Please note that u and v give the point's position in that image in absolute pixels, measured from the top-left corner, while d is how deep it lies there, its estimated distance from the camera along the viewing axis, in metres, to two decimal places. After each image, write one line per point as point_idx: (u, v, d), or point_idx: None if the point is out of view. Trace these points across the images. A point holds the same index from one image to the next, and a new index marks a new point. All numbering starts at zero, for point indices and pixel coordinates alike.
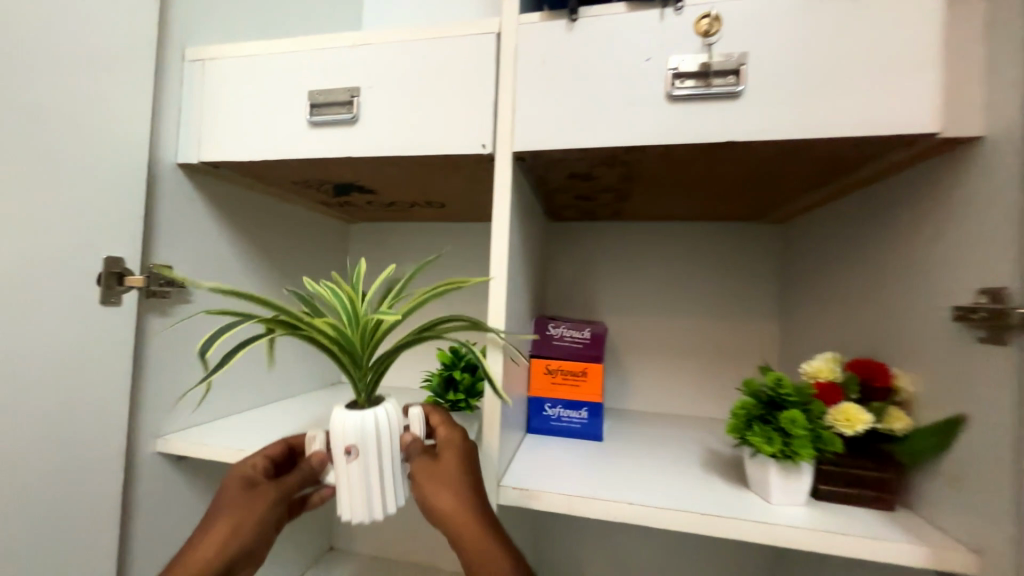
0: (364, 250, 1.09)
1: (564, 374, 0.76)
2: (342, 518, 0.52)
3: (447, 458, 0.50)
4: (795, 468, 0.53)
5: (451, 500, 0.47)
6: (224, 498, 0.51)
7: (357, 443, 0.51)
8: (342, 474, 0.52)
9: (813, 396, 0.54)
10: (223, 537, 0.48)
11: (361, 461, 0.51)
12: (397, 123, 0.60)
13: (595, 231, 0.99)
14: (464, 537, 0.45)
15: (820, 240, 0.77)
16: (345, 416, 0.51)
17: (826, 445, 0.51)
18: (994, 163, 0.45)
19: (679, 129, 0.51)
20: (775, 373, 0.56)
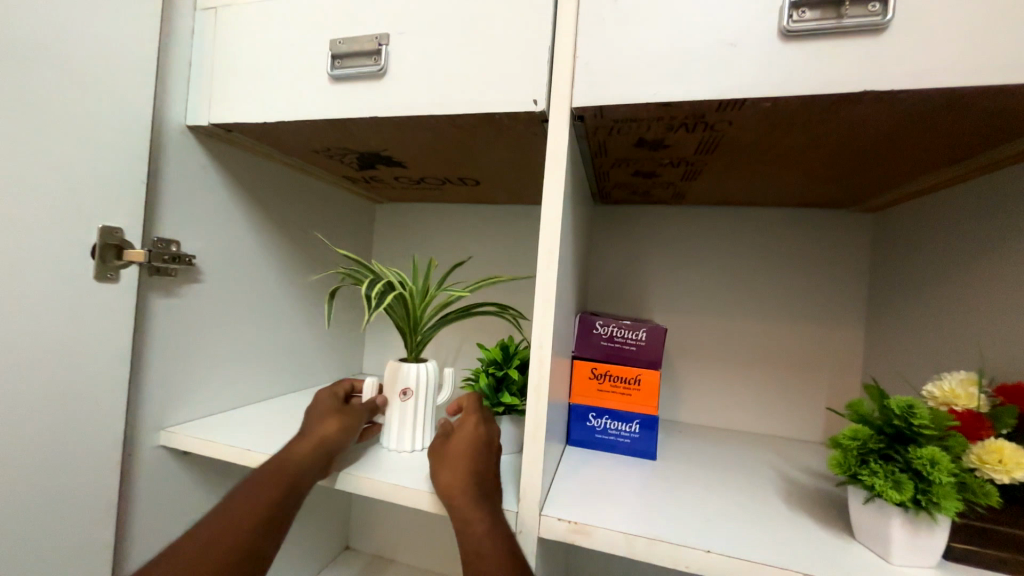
0: (390, 232, 1.01)
1: (612, 380, 0.66)
2: (386, 447, 0.62)
3: (455, 445, 0.51)
4: (929, 523, 0.41)
5: (452, 484, 0.47)
6: (329, 407, 0.60)
7: (413, 387, 0.61)
8: (394, 411, 0.62)
9: (954, 429, 0.41)
10: (332, 426, 0.57)
11: (412, 402, 0.61)
12: (432, 76, 0.51)
13: (647, 217, 0.87)
14: (461, 522, 0.44)
15: (935, 231, 0.63)
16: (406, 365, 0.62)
17: (976, 496, 0.39)
18: None
19: (795, 76, 0.39)
20: (899, 397, 0.43)
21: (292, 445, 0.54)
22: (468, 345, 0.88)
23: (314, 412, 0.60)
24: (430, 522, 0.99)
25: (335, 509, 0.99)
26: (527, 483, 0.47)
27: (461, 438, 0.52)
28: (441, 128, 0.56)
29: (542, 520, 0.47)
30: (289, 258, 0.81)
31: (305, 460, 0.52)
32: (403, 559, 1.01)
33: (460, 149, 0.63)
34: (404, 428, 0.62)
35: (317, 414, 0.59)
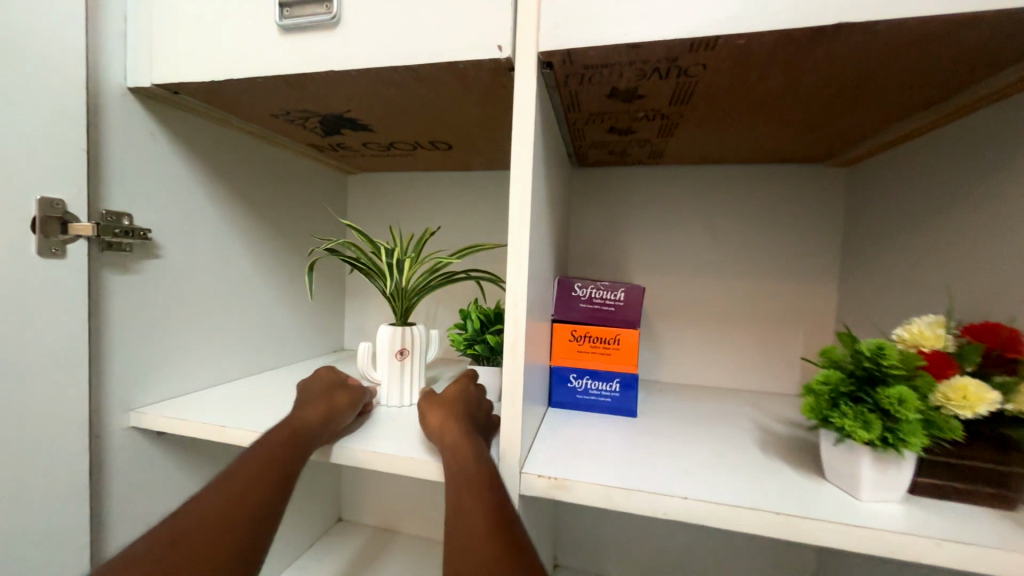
0: (364, 204, 0.97)
1: (592, 341, 0.66)
2: (383, 406, 0.67)
3: (450, 390, 0.55)
4: (894, 458, 0.42)
5: (443, 419, 0.50)
6: (320, 391, 0.59)
7: (407, 347, 0.65)
8: (389, 372, 0.66)
9: (921, 370, 0.42)
10: (330, 402, 0.57)
11: (408, 360, 0.66)
12: (390, 23, 0.47)
13: (625, 178, 0.86)
14: (446, 445, 0.46)
15: (909, 181, 0.62)
16: (398, 328, 0.65)
17: (941, 432, 0.40)
18: None
19: (768, 11, 0.37)
20: (869, 340, 0.44)
21: (298, 418, 0.53)
22: (448, 316, 0.87)
23: (309, 390, 0.60)
24: (419, 492, 1.00)
25: (325, 485, 0.99)
26: (505, 442, 0.47)
27: (453, 387, 0.56)
28: (405, 83, 0.52)
29: (523, 478, 0.47)
30: (256, 231, 0.77)
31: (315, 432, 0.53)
32: (396, 529, 1.02)
33: (427, 107, 0.60)
34: (397, 386, 0.67)
35: (314, 391, 0.59)
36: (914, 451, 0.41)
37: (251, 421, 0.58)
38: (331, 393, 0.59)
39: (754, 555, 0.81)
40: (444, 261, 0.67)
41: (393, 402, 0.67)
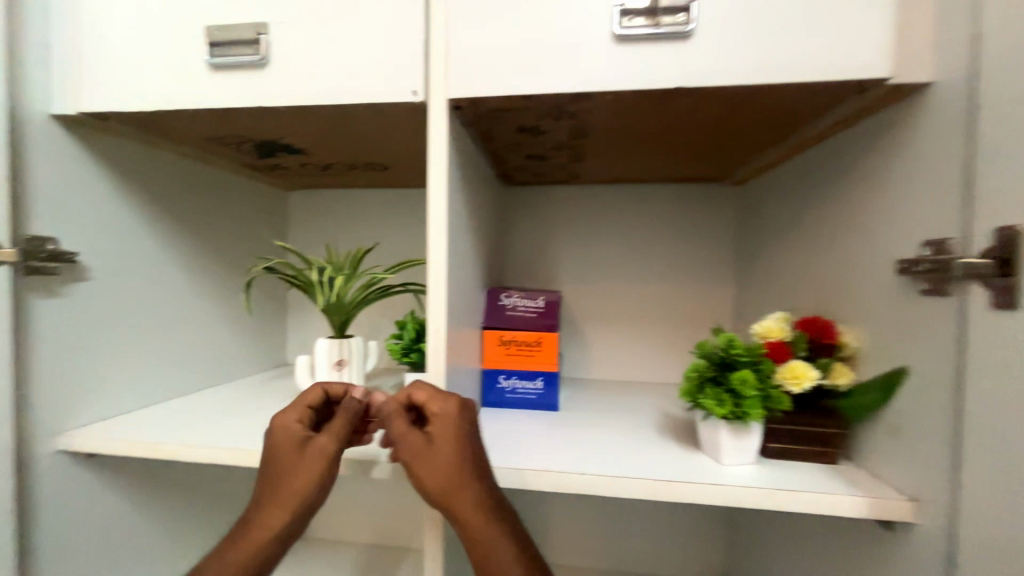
0: (305, 220, 1.00)
1: (518, 344, 0.73)
2: None
3: (449, 448, 0.47)
4: (744, 428, 0.52)
5: (456, 496, 0.46)
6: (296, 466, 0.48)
7: (345, 358, 0.70)
8: (328, 382, 0.70)
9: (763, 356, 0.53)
10: (303, 491, 0.48)
11: (346, 370, 0.70)
12: (316, 65, 0.52)
13: (550, 196, 0.95)
14: (471, 532, 0.46)
15: (772, 200, 0.76)
16: (335, 341, 0.70)
17: (775, 404, 0.51)
18: (939, 109, 0.43)
19: (629, 73, 0.46)
20: (726, 334, 0.54)
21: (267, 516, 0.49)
22: (390, 326, 0.91)
23: (273, 465, 0.49)
24: (366, 499, 1.02)
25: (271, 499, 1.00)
26: None
27: (446, 442, 0.47)
28: (334, 117, 0.58)
29: None
30: (191, 250, 0.78)
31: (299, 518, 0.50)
32: (343, 538, 1.04)
33: (358, 135, 0.65)
34: None
35: (280, 470, 0.48)
36: (757, 421, 0.52)
37: (189, 437, 0.60)
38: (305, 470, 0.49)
39: (671, 526, 0.92)
40: (378, 276, 0.72)
41: None
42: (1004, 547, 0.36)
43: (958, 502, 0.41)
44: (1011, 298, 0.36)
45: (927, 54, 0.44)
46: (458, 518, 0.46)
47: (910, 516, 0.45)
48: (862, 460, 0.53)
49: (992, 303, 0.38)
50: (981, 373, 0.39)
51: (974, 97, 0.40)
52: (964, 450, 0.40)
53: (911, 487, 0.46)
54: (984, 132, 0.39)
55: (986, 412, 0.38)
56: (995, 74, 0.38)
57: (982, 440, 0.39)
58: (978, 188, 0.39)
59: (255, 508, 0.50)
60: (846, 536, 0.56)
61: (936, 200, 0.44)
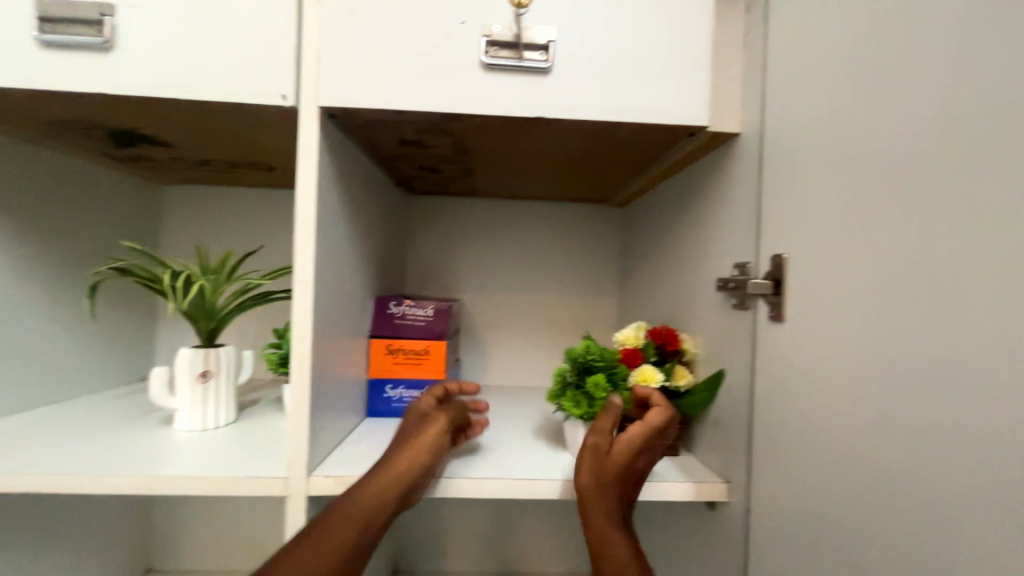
0: (181, 219, 0.91)
1: (406, 353, 0.74)
2: (180, 432, 0.64)
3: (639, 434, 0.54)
4: None
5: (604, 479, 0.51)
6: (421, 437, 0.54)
7: (212, 368, 0.66)
8: (190, 395, 0.65)
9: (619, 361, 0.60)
10: (421, 455, 0.52)
11: (212, 381, 0.66)
12: (174, 56, 0.49)
13: (451, 206, 0.97)
14: (593, 522, 0.51)
15: (644, 221, 0.85)
16: (201, 350, 0.65)
17: (624, 403, 0.57)
18: (744, 156, 0.53)
19: (496, 100, 0.50)
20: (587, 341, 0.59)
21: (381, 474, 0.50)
22: None
23: (429, 433, 0.54)
24: (243, 525, 0.93)
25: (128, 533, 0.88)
26: (292, 450, 0.52)
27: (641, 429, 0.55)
28: (198, 112, 0.54)
29: (310, 480, 0.53)
30: (24, 247, 0.68)
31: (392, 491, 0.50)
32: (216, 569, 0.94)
33: (232, 133, 0.62)
34: (198, 410, 0.65)
35: (429, 438, 0.54)
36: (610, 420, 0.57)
37: (2, 467, 0.52)
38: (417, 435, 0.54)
39: (562, 524, 0.98)
40: (253, 282, 0.69)
41: (193, 427, 0.65)
42: (779, 513, 0.45)
43: (754, 481, 0.49)
44: (780, 312, 0.46)
45: (736, 110, 0.53)
46: (591, 508, 0.50)
47: (723, 495, 0.54)
48: (697, 450, 0.62)
49: (772, 317, 0.47)
50: (766, 373, 0.48)
51: (764, 149, 0.49)
52: (757, 437, 0.49)
53: (726, 471, 0.54)
54: (769, 178, 0.48)
55: (769, 404, 0.47)
56: (775, 133, 0.47)
57: (767, 428, 0.47)
58: (765, 222, 0.49)
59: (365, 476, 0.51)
60: (688, 517, 0.64)
61: (742, 230, 0.53)
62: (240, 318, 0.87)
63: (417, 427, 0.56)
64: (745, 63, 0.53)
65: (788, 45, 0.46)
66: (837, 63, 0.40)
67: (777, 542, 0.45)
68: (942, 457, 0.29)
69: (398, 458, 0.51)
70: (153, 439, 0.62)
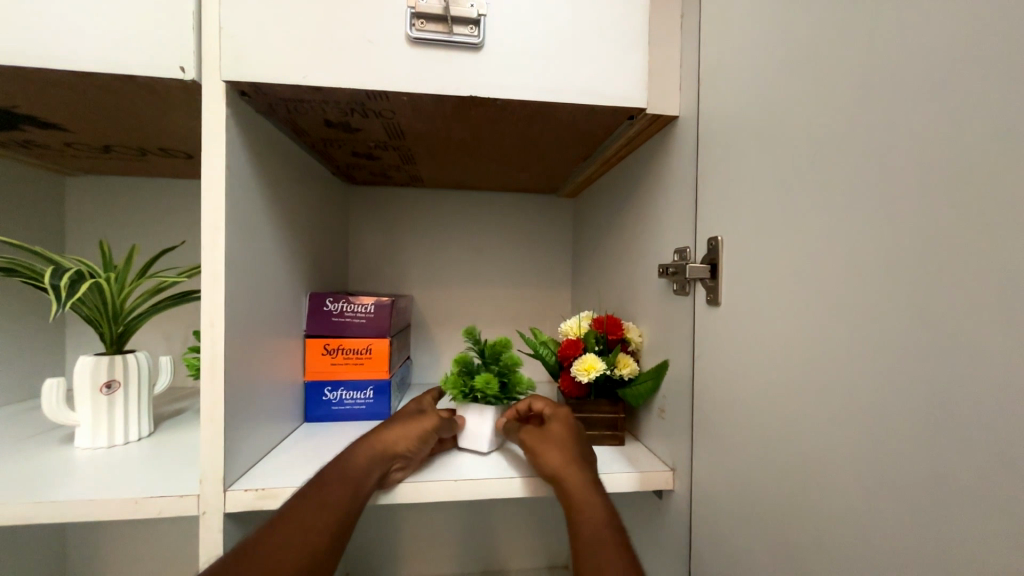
0: (89, 212, 0.82)
1: (345, 352, 0.69)
2: (81, 451, 0.57)
3: (559, 424, 0.54)
4: (470, 410, 0.59)
5: (563, 458, 0.50)
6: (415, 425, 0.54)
7: (119, 378, 0.59)
8: (91, 409, 0.57)
9: (512, 356, 0.60)
10: (410, 437, 0.52)
11: (120, 392, 0.59)
12: (46, 20, 0.42)
13: (397, 197, 0.92)
14: (575, 501, 0.46)
15: (594, 210, 0.84)
16: (102, 358, 0.58)
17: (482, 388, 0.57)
18: (683, 140, 0.52)
19: (424, 79, 0.47)
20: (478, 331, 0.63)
21: (358, 456, 0.50)
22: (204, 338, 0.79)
23: (413, 429, 0.53)
24: (174, 547, 0.85)
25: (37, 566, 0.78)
26: (207, 463, 0.47)
27: (559, 417, 0.55)
28: (82, 87, 0.47)
29: (228, 495, 0.48)
30: None
31: (367, 474, 0.49)
32: None
33: (132, 113, 0.55)
34: (103, 425, 0.58)
35: (413, 433, 0.53)
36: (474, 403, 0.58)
37: None
38: (403, 424, 0.54)
39: (522, 520, 0.96)
40: (167, 279, 0.62)
41: (97, 444, 0.58)
42: (720, 494, 0.45)
43: (697, 467, 0.49)
44: (717, 296, 0.46)
45: (675, 92, 0.52)
46: (568, 485, 0.47)
47: (668, 483, 0.54)
48: (644, 437, 0.62)
49: (709, 301, 0.47)
50: (706, 358, 0.48)
51: (700, 132, 0.49)
52: (699, 423, 0.49)
53: (672, 459, 0.54)
54: (706, 161, 0.48)
55: (709, 387, 0.47)
56: (711, 115, 0.47)
57: (709, 414, 0.47)
58: (704, 206, 0.48)
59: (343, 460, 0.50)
60: (638, 506, 0.64)
61: (682, 215, 0.52)
62: (160, 321, 0.79)
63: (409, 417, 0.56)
64: (682, 45, 0.52)
65: (722, 23, 0.45)
66: (767, 43, 0.39)
67: (719, 526, 0.45)
68: (873, 431, 0.29)
69: (379, 442, 0.51)
70: (44, 460, 0.55)
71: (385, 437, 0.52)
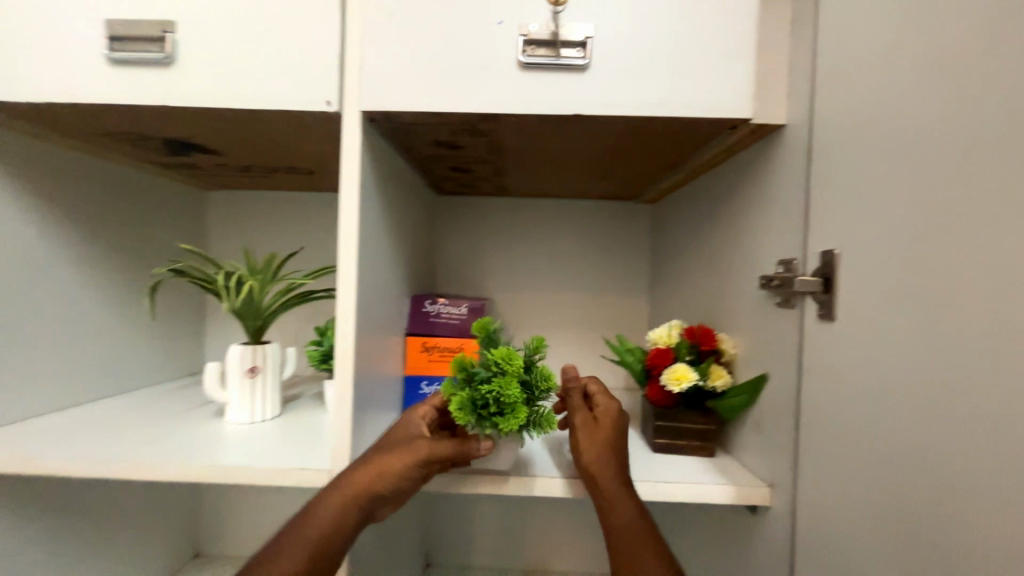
0: (228, 222, 0.96)
1: (440, 350, 0.75)
2: (230, 425, 0.68)
3: (601, 423, 0.53)
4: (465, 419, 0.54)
5: (598, 461, 0.51)
6: (389, 457, 0.49)
7: (260, 365, 0.69)
8: (239, 390, 0.68)
9: (502, 381, 0.48)
10: (383, 475, 0.49)
11: (260, 377, 0.69)
12: (226, 68, 0.52)
13: (483, 206, 0.98)
14: (606, 502, 0.49)
15: (679, 219, 0.83)
16: (248, 348, 0.68)
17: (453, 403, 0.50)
18: (790, 149, 0.51)
19: (529, 100, 0.50)
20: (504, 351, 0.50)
21: (336, 490, 0.49)
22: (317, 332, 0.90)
23: (385, 467, 0.49)
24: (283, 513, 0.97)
25: (178, 516, 0.94)
26: (335, 443, 0.54)
27: (605, 416, 0.54)
28: (247, 120, 0.57)
29: None
30: (90, 253, 0.73)
31: (343, 515, 0.48)
32: None
33: (277, 139, 0.64)
34: (247, 405, 0.68)
35: (386, 471, 0.49)
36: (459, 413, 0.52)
37: (70, 451, 0.56)
38: (382, 459, 0.50)
39: (592, 524, 0.97)
40: (297, 281, 0.72)
41: (242, 420, 0.68)
42: (826, 516, 0.44)
43: (799, 485, 0.48)
44: (830, 311, 0.44)
45: (782, 102, 0.51)
46: (603, 490, 0.49)
47: (764, 499, 0.53)
48: (735, 451, 0.61)
49: (819, 315, 0.46)
50: (812, 373, 0.47)
51: (812, 141, 0.47)
52: (802, 439, 0.48)
53: (769, 475, 0.53)
54: (817, 173, 0.46)
55: (815, 403, 0.46)
56: (825, 125, 0.46)
57: (814, 431, 0.46)
58: (815, 218, 0.47)
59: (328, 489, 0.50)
60: (728, 522, 0.62)
61: (788, 227, 0.51)
62: (282, 317, 0.91)
63: (396, 446, 0.51)
64: (790, 54, 0.51)
65: (839, 32, 0.44)
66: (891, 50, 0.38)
67: (823, 548, 0.44)
68: (1010, 459, 0.27)
69: (355, 478, 0.49)
70: (205, 429, 0.66)
71: (359, 471, 0.49)
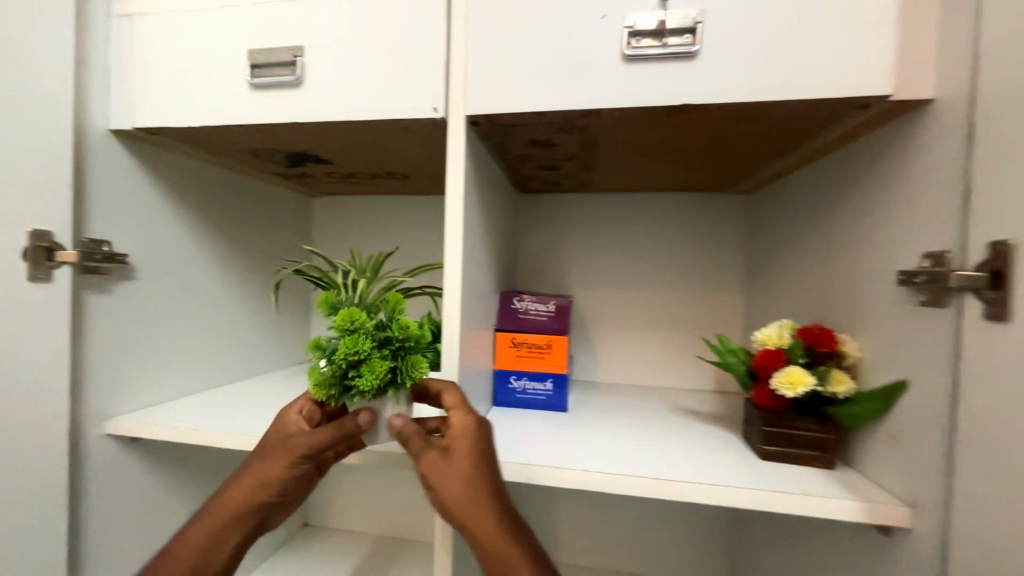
0: (330, 225, 1.05)
1: (529, 346, 0.76)
2: None
3: (461, 449, 0.47)
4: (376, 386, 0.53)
5: (441, 493, 0.45)
6: (258, 467, 0.51)
7: None
8: None
9: (339, 353, 0.45)
10: (256, 484, 0.51)
11: None
12: (345, 83, 0.56)
13: (565, 204, 0.98)
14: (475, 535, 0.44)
15: (783, 210, 0.77)
16: None
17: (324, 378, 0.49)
18: (940, 126, 0.45)
19: (633, 92, 0.49)
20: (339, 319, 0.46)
21: (223, 499, 0.52)
22: None
23: (258, 477, 0.50)
24: (378, 491, 1.06)
25: None
26: None
27: (459, 443, 0.47)
28: (360, 130, 0.62)
29: None
30: (225, 254, 0.84)
31: (237, 519, 0.51)
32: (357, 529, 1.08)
33: (382, 146, 0.69)
34: None
35: (253, 480, 0.51)
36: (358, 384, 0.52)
37: (219, 425, 0.65)
38: (258, 470, 0.51)
39: None
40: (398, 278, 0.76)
41: None
42: (996, 545, 0.38)
43: (954, 507, 0.42)
44: (1004, 309, 0.38)
45: (931, 73, 0.45)
46: (472, 521, 0.45)
47: (904, 521, 0.47)
48: (860, 465, 0.55)
49: (987, 315, 0.40)
50: (974, 380, 0.41)
51: (973, 116, 0.41)
52: (959, 455, 0.42)
53: (910, 494, 0.47)
54: (981, 151, 0.40)
55: (979, 414, 0.40)
56: (992, 95, 0.39)
57: (978, 447, 0.40)
58: (977, 204, 0.41)
59: (220, 496, 0.52)
60: (851, 541, 0.57)
61: (937, 215, 0.45)
62: None
63: (266, 457, 0.52)
64: (941, 18, 0.45)
65: None
66: None
67: None
68: None
69: (237, 487, 0.51)
70: None
71: (240, 480, 0.52)
